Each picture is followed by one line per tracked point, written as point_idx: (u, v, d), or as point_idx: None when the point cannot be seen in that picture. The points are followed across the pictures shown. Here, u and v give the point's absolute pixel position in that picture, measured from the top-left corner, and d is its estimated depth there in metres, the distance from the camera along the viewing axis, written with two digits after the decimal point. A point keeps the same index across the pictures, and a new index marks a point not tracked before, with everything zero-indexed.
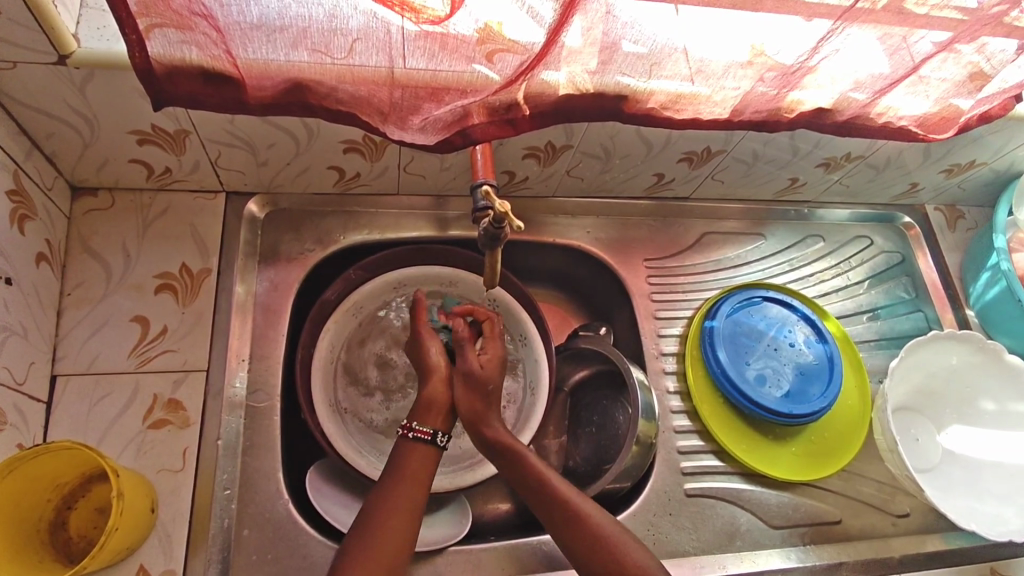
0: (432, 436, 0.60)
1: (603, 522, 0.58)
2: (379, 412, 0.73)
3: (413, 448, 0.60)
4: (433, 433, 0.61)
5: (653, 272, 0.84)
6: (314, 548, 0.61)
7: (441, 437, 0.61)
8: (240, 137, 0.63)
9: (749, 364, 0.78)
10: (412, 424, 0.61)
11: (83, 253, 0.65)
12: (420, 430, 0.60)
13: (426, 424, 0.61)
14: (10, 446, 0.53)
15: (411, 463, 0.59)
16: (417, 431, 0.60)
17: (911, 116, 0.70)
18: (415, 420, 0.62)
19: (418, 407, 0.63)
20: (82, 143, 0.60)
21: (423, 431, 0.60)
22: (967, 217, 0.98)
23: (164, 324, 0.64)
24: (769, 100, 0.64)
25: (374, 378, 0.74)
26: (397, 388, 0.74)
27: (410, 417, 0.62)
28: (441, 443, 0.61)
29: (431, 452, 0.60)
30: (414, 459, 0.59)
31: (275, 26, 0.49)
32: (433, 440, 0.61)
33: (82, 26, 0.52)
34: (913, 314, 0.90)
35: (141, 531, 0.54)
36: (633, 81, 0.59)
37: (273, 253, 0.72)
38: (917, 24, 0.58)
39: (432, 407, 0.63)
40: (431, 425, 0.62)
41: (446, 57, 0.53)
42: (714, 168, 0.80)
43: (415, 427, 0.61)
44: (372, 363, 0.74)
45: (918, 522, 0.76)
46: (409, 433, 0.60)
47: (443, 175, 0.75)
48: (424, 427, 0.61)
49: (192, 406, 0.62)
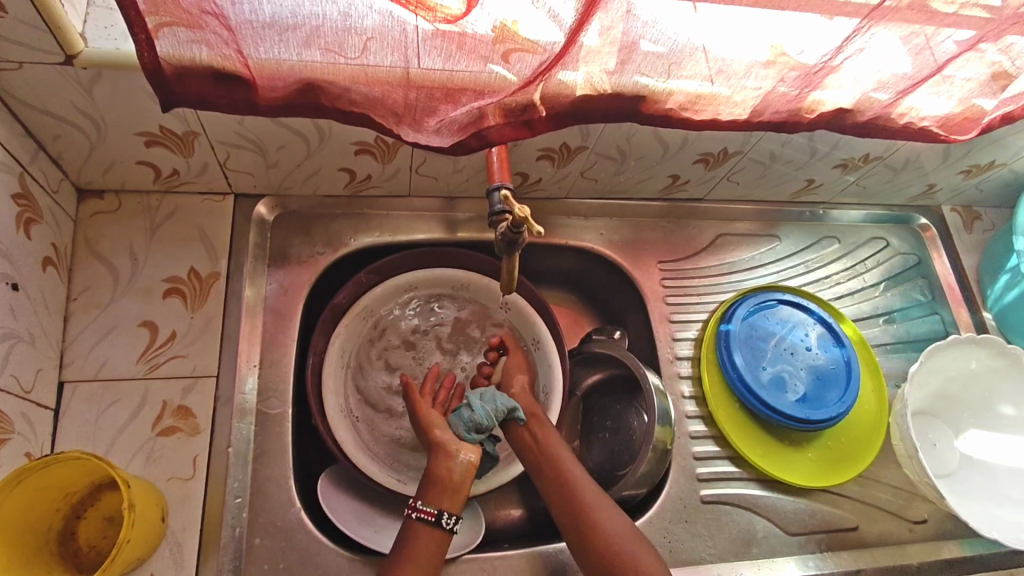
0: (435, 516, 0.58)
1: (607, 511, 0.60)
2: (408, 431, 0.72)
3: (417, 528, 0.58)
4: (438, 514, 0.59)
5: (668, 274, 0.83)
6: (327, 557, 0.60)
7: (446, 518, 0.59)
8: (248, 138, 0.61)
9: (766, 368, 0.76)
10: (417, 504, 0.60)
11: (89, 257, 0.64)
12: (424, 509, 0.59)
13: (431, 504, 0.60)
14: (19, 456, 0.52)
15: (417, 546, 0.57)
16: (421, 512, 0.58)
17: (933, 116, 0.69)
18: (421, 499, 0.60)
19: (425, 486, 0.61)
20: (90, 145, 0.58)
21: (428, 511, 0.59)
22: (984, 218, 0.96)
23: (173, 329, 0.63)
24: (790, 100, 0.63)
25: (397, 405, 0.73)
26: None
27: (418, 496, 0.61)
28: (446, 524, 0.59)
29: (435, 534, 0.58)
30: (420, 540, 0.57)
31: (287, 25, 0.48)
32: (438, 521, 0.59)
33: (89, 25, 0.50)
34: (929, 316, 0.89)
35: (152, 541, 0.53)
36: (651, 81, 0.58)
37: (283, 256, 0.71)
38: (945, 22, 0.56)
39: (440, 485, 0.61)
40: (439, 503, 0.60)
41: (463, 57, 0.52)
42: (731, 169, 0.79)
43: (420, 505, 0.59)
44: (391, 393, 0.73)
45: (936, 528, 0.75)
46: (414, 513, 0.59)
47: (455, 177, 0.73)
48: (429, 507, 0.59)
49: (202, 413, 0.61)
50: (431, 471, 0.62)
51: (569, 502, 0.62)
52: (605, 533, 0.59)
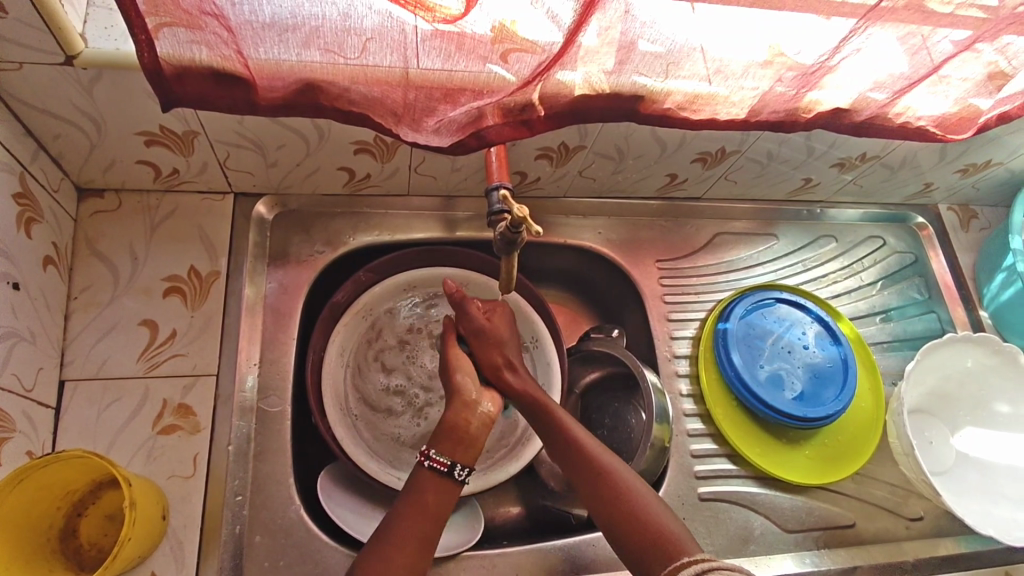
0: (447, 467, 0.58)
1: (648, 500, 0.59)
2: (410, 429, 0.72)
3: (428, 479, 0.58)
4: (450, 464, 0.59)
5: (666, 273, 0.83)
6: (327, 554, 0.61)
7: (458, 469, 0.59)
8: (248, 137, 0.61)
9: (763, 366, 0.77)
10: (430, 452, 0.59)
11: (89, 256, 0.64)
12: (437, 459, 0.58)
13: (444, 454, 0.59)
14: (20, 454, 0.52)
15: (426, 495, 0.57)
16: (433, 461, 0.58)
17: (929, 116, 0.69)
18: (435, 447, 0.60)
19: (442, 436, 0.61)
20: (90, 144, 0.59)
21: (440, 461, 0.58)
22: (980, 216, 0.97)
23: (173, 328, 0.64)
24: (787, 100, 0.63)
25: (397, 404, 0.73)
26: (423, 402, 0.73)
27: (430, 443, 0.60)
28: (458, 475, 0.59)
29: (447, 485, 0.58)
30: (428, 490, 0.57)
31: (287, 26, 0.48)
32: (450, 471, 0.58)
33: (89, 26, 0.50)
34: (925, 315, 0.90)
35: (152, 538, 0.54)
36: (649, 81, 0.58)
37: (282, 255, 0.71)
38: (941, 23, 0.56)
39: (454, 435, 0.61)
40: (450, 454, 0.60)
41: (462, 57, 0.52)
42: (728, 168, 0.79)
43: (432, 455, 0.59)
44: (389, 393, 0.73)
45: (932, 525, 0.76)
46: (426, 462, 0.58)
47: (454, 176, 0.74)
48: (441, 457, 0.59)
49: (202, 411, 0.61)
50: (446, 418, 0.62)
51: (596, 485, 0.59)
52: (643, 513, 0.57)
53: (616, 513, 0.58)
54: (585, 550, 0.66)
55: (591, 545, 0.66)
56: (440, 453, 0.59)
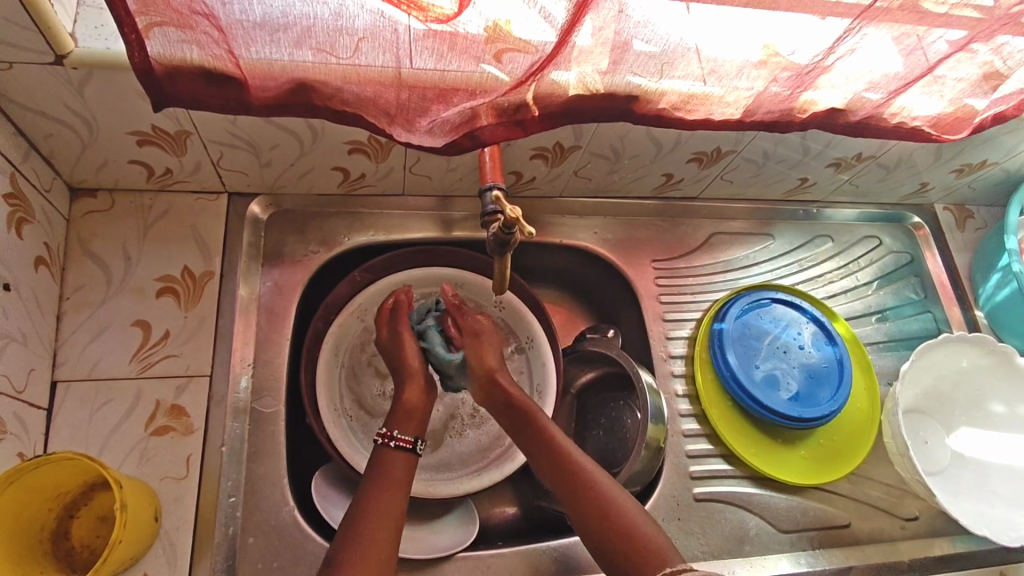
0: (412, 445, 0.59)
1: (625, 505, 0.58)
2: None
3: (395, 458, 0.58)
4: (414, 441, 0.60)
5: (661, 273, 0.83)
6: (321, 555, 0.60)
7: (421, 445, 0.60)
8: (241, 137, 0.61)
9: (758, 365, 0.77)
10: (392, 432, 0.60)
11: (82, 256, 0.64)
12: (401, 438, 0.59)
13: (408, 432, 0.60)
14: (11, 456, 0.52)
15: (395, 471, 0.57)
16: (398, 440, 0.59)
17: (925, 116, 0.69)
18: (395, 428, 0.60)
19: (397, 415, 0.61)
20: (81, 144, 0.58)
21: (404, 439, 0.59)
22: (976, 216, 0.97)
23: (166, 329, 0.63)
24: (782, 100, 0.63)
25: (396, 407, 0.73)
26: None
27: (390, 425, 0.61)
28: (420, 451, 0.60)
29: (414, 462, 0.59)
30: (396, 468, 0.57)
31: (278, 25, 0.48)
32: (413, 447, 0.59)
33: (80, 25, 0.50)
34: (921, 315, 0.90)
35: (145, 540, 0.53)
36: (644, 81, 0.58)
37: (276, 255, 0.71)
38: (936, 23, 0.56)
39: (412, 415, 0.62)
40: (411, 432, 0.60)
41: (455, 57, 0.52)
42: (725, 167, 0.79)
43: (397, 434, 0.59)
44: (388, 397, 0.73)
45: (927, 525, 0.76)
46: (391, 442, 0.59)
47: (449, 176, 0.73)
48: (405, 435, 0.60)
49: (196, 412, 0.61)
50: (401, 398, 0.63)
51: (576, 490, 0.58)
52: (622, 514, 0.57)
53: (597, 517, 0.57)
54: (579, 550, 0.66)
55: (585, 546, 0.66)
56: (403, 433, 0.60)
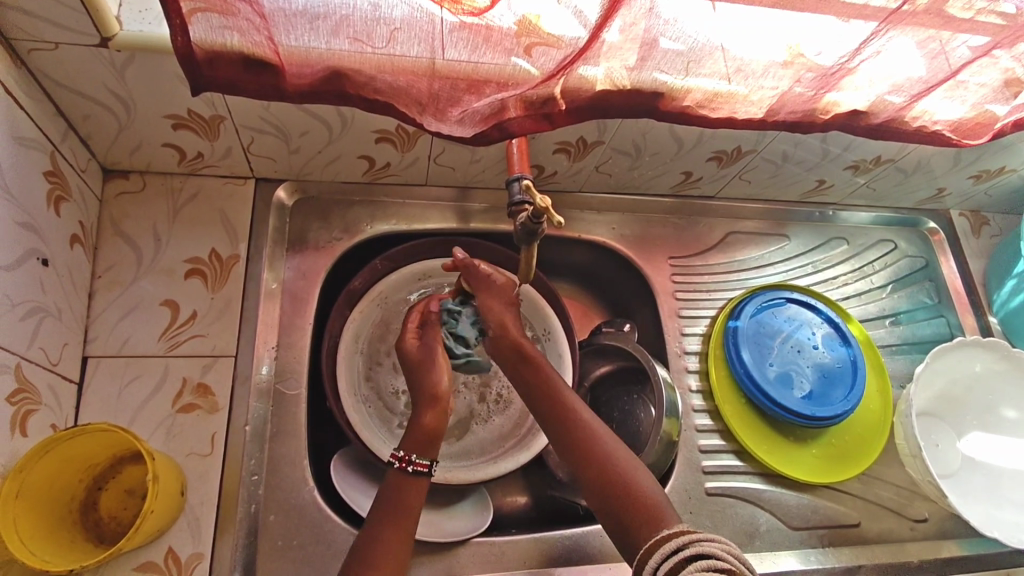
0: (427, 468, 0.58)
1: (655, 493, 0.56)
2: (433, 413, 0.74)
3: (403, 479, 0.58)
4: (430, 464, 0.59)
5: (676, 270, 0.84)
6: (340, 535, 0.61)
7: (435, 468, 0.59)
8: (271, 122, 0.62)
9: (772, 364, 0.78)
10: (410, 456, 0.58)
11: (114, 235, 0.65)
12: (419, 462, 0.58)
13: (425, 456, 0.59)
14: (44, 427, 0.53)
15: (407, 496, 0.57)
16: (416, 465, 0.58)
17: (946, 121, 0.70)
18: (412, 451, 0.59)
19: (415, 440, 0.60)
20: (117, 126, 0.60)
21: (422, 463, 0.58)
22: (992, 224, 0.98)
23: (193, 310, 0.65)
24: (806, 100, 0.64)
25: None
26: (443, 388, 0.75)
27: (406, 449, 0.59)
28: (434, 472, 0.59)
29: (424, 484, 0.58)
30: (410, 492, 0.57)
31: (317, 14, 0.49)
32: (428, 472, 0.58)
33: (124, 9, 0.52)
34: (935, 319, 0.90)
35: (171, 513, 0.55)
36: (670, 78, 0.59)
37: (301, 240, 0.73)
38: (961, 29, 0.57)
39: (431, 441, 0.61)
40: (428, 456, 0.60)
41: (488, 49, 0.53)
42: (743, 167, 0.80)
43: (414, 459, 0.58)
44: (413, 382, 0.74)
45: (937, 527, 0.77)
46: (408, 467, 0.58)
47: (473, 167, 0.74)
48: (422, 459, 0.59)
49: (221, 391, 0.62)
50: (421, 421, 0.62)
51: (593, 471, 0.58)
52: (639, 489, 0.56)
53: (612, 492, 0.56)
54: (591, 539, 0.67)
55: (597, 537, 0.67)
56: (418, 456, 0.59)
